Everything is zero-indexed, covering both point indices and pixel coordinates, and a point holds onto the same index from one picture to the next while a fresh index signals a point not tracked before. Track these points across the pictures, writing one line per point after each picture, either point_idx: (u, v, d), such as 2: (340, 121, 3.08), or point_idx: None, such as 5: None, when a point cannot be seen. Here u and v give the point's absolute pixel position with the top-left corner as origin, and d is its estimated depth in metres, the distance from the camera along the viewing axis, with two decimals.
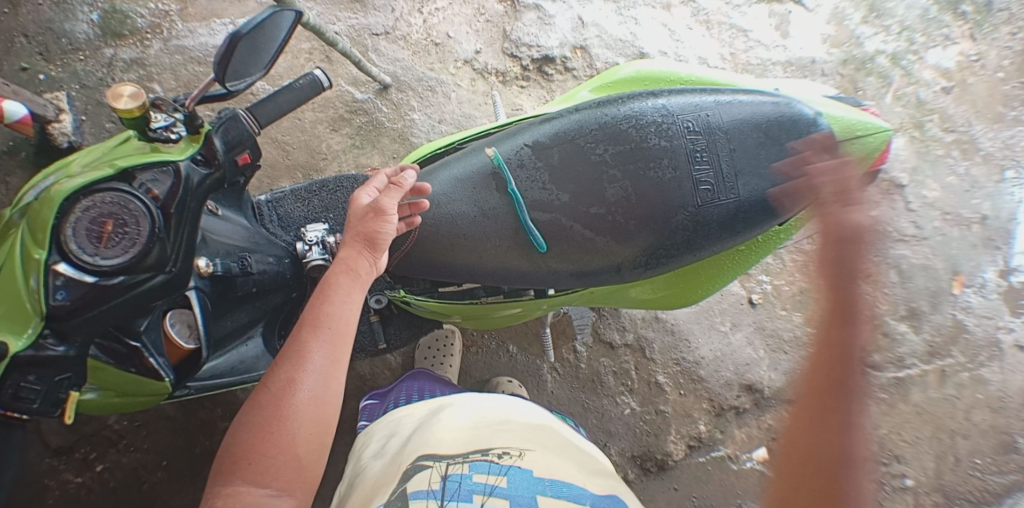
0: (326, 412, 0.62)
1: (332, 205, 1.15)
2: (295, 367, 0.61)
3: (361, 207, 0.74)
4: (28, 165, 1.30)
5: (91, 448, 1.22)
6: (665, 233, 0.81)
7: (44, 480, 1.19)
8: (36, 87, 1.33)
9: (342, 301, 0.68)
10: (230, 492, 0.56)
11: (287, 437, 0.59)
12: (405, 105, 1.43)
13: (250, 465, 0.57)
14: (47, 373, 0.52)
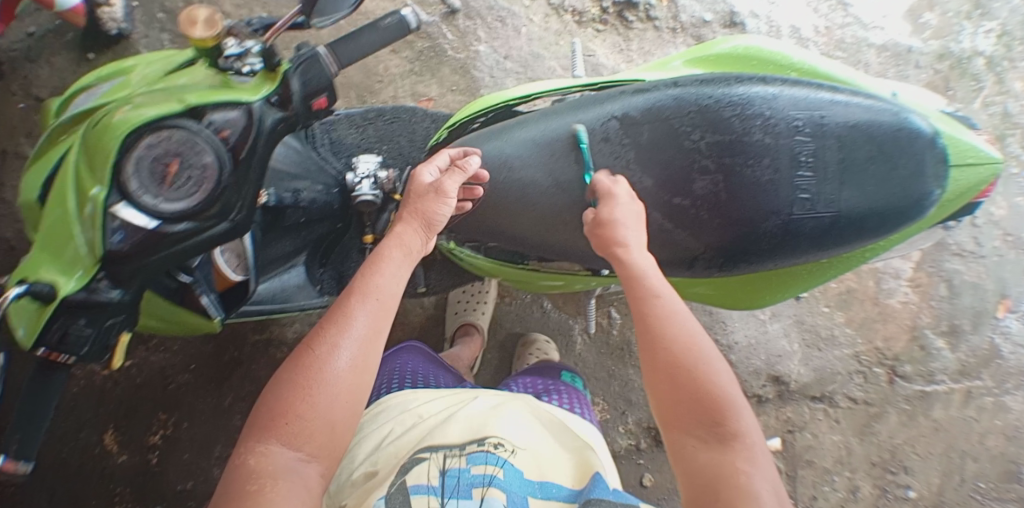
0: (363, 381, 0.61)
1: (387, 137, 1.10)
2: (337, 327, 0.61)
3: (423, 186, 0.74)
4: (75, 47, 1.24)
5: None
6: (750, 239, 0.73)
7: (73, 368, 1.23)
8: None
9: (388, 275, 0.67)
10: (257, 452, 0.55)
11: (321, 403, 0.57)
12: (470, 34, 1.32)
13: (285, 427, 0.56)
14: (97, 318, 0.49)
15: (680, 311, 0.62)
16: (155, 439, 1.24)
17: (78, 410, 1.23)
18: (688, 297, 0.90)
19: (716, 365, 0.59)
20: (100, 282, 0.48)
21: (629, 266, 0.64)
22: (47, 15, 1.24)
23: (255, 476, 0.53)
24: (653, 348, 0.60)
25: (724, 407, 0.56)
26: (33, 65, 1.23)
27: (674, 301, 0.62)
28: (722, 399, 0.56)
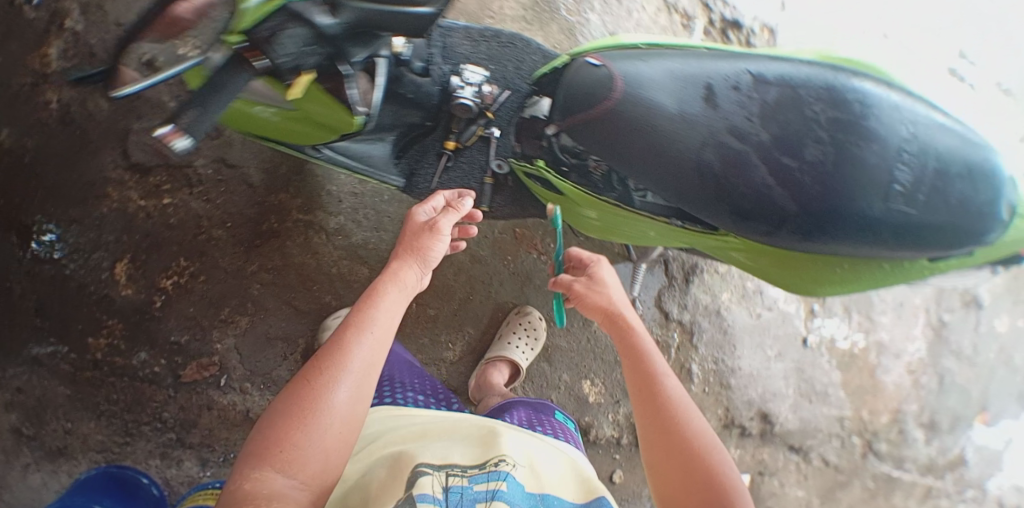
0: (357, 411, 0.70)
1: (496, 58, 1.13)
2: (341, 360, 0.71)
3: (419, 223, 0.89)
4: None
5: (165, 179, 1.26)
6: (823, 220, 0.76)
7: (110, 188, 1.25)
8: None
9: (387, 305, 0.79)
10: (254, 477, 0.62)
11: (323, 428, 0.67)
12: (586, 2, 1.40)
13: (280, 457, 0.64)
14: (303, 33, 0.54)
15: (673, 393, 0.80)
16: (166, 283, 1.25)
17: (100, 231, 1.24)
18: (726, 260, 1.03)
19: (708, 444, 0.74)
20: (316, 3, 0.53)
21: (635, 345, 0.87)
22: None
23: (255, 499, 0.60)
24: (663, 436, 0.75)
25: (719, 489, 0.69)
26: None
27: (669, 383, 0.81)
28: (719, 481, 0.70)
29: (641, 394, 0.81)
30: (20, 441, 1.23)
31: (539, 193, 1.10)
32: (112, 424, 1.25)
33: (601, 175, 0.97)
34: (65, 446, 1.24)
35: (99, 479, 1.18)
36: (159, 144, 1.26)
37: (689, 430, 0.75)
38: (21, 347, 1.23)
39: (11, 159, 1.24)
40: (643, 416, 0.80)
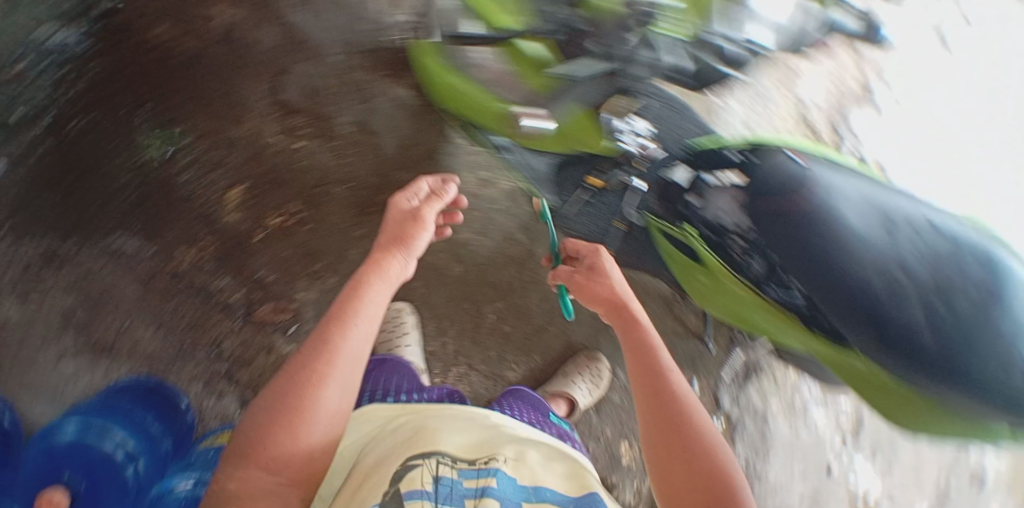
0: (341, 410, 0.84)
1: (661, 119, 0.98)
2: (322, 360, 0.83)
3: (404, 211, 1.04)
4: None
5: (303, 123, 1.26)
6: (935, 371, 0.66)
7: (246, 114, 1.23)
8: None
9: (372, 298, 0.92)
10: (236, 477, 0.76)
11: (306, 423, 0.80)
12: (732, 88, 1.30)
13: (261, 456, 0.77)
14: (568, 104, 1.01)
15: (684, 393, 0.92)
16: (275, 221, 1.26)
17: (226, 152, 1.23)
18: (824, 362, 1.06)
19: (705, 444, 0.86)
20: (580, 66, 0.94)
21: (643, 340, 0.97)
22: None
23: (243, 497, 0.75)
24: (672, 434, 0.87)
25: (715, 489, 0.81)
26: None
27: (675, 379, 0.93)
28: (720, 485, 0.81)
29: (652, 395, 0.91)
30: (65, 328, 1.18)
31: (669, 248, 1.14)
32: (167, 339, 1.22)
33: (741, 258, 0.98)
34: (109, 346, 1.20)
35: (136, 386, 1.16)
36: (310, 90, 1.25)
37: (696, 439, 0.86)
38: (105, 235, 1.20)
39: (160, 53, 1.20)
40: (648, 418, 0.90)
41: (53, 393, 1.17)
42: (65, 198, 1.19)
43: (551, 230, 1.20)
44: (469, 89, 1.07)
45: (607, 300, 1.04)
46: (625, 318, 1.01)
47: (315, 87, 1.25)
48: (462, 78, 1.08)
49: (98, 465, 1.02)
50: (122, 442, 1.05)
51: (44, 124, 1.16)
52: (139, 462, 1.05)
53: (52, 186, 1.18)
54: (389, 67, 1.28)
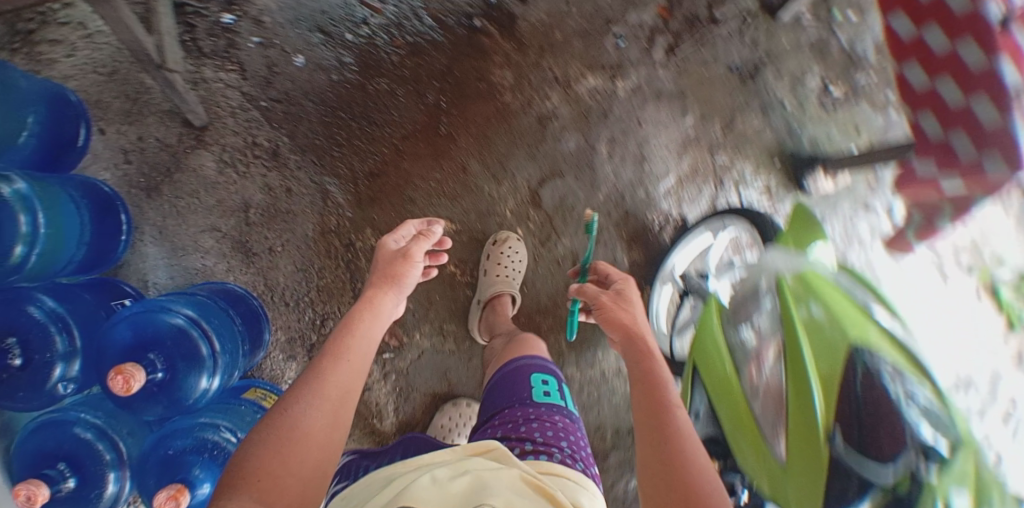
0: (337, 424, 0.66)
1: None
2: (318, 386, 0.67)
3: (390, 250, 0.91)
4: (781, 146, 1.40)
5: (535, 218, 1.30)
6: None
7: (503, 179, 1.30)
8: (859, 143, 1.44)
9: (364, 330, 0.78)
10: (225, 507, 0.53)
11: (301, 456, 0.60)
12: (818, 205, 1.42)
13: (259, 482, 0.56)
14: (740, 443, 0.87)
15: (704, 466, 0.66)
16: (453, 271, 1.29)
17: (466, 194, 1.29)
18: None
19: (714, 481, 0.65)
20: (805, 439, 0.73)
21: (658, 382, 0.78)
22: (798, 121, 1.42)
23: None
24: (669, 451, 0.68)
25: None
26: (756, 112, 1.40)
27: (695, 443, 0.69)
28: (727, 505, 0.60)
29: (648, 409, 0.75)
30: (236, 212, 1.21)
31: None
32: (296, 284, 1.23)
33: None
34: (253, 252, 1.22)
35: (248, 307, 1.16)
36: (559, 200, 1.30)
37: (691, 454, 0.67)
38: (328, 175, 1.25)
39: (485, 84, 1.30)
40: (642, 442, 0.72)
41: (183, 249, 1.20)
42: (325, 123, 1.25)
43: (590, 244, 1.19)
44: (723, 372, 0.90)
45: (621, 328, 0.89)
46: (641, 359, 0.82)
47: (566, 202, 1.30)
48: (718, 338, 0.95)
49: (183, 359, 0.94)
50: (213, 353, 0.99)
51: (359, 63, 1.26)
52: (213, 381, 0.98)
53: (325, 106, 1.25)
54: (630, 234, 1.34)
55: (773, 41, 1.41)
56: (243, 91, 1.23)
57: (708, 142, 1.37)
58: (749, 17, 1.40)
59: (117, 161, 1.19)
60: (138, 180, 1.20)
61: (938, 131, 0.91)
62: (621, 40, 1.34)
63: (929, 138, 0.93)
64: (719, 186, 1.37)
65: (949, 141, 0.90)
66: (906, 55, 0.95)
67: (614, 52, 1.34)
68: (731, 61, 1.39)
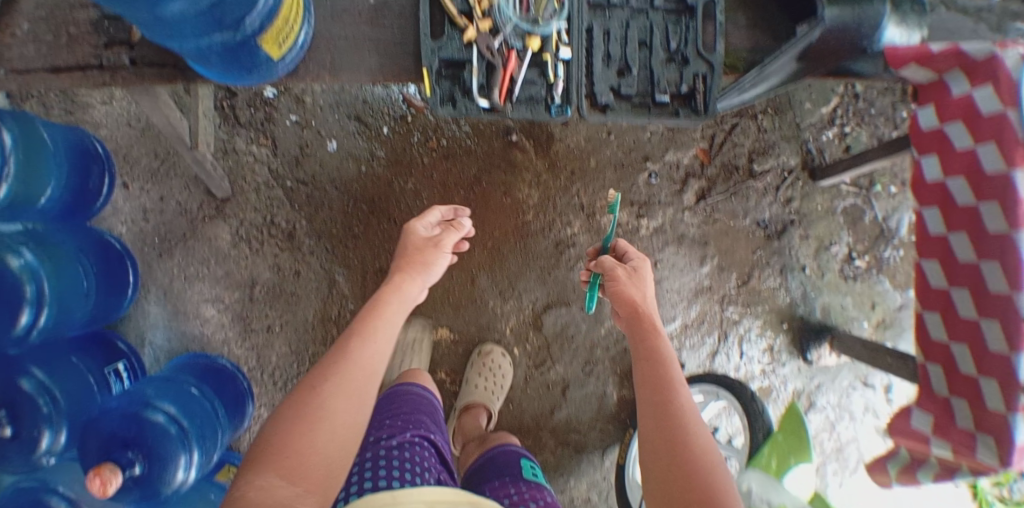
0: (359, 403, 0.70)
1: None
2: (337, 368, 0.71)
3: (421, 238, 0.94)
4: (791, 309, 1.39)
5: (532, 339, 1.30)
6: None
7: (509, 295, 1.29)
8: (870, 320, 1.43)
9: (390, 316, 0.82)
10: (254, 483, 0.58)
11: (326, 437, 0.64)
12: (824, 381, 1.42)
13: (284, 460, 0.61)
14: None
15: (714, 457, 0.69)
16: (442, 377, 1.29)
17: (471, 305, 1.29)
18: None
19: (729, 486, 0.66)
20: None
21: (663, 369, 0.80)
22: (815, 287, 1.40)
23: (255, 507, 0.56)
24: (672, 448, 0.70)
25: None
26: (774, 271, 1.38)
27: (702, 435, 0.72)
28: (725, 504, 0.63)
29: (652, 403, 0.76)
30: (241, 287, 1.23)
31: None
32: (287, 366, 1.24)
33: None
34: (252, 328, 1.23)
35: (235, 388, 1.17)
36: (560, 328, 1.30)
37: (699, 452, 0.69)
38: (339, 264, 1.25)
39: (510, 199, 1.29)
40: (651, 425, 0.74)
41: (183, 315, 1.23)
42: (345, 213, 1.25)
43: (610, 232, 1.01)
44: None
45: (631, 302, 0.89)
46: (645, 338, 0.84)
47: (565, 330, 1.31)
48: None
49: (163, 451, 0.93)
50: (189, 443, 0.97)
51: (388, 158, 1.26)
52: (189, 472, 0.96)
53: (349, 196, 1.26)
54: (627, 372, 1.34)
55: (807, 202, 1.39)
56: (271, 168, 1.23)
57: (721, 293, 1.36)
58: (788, 174, 1.38)
59: (136, 217, 1.22)
60: (152, 241, 1.22)
61: (944, 388, 0.84)
62: (654, 177, 1.33)
63: (933, 391, 0.85)
64: (722, 340, 1.37)
65: (950, 400, 0.82)
66: (929, 299, 0.87)
67: (644, 187, 1.33)
68: (761, 217, 1.37)
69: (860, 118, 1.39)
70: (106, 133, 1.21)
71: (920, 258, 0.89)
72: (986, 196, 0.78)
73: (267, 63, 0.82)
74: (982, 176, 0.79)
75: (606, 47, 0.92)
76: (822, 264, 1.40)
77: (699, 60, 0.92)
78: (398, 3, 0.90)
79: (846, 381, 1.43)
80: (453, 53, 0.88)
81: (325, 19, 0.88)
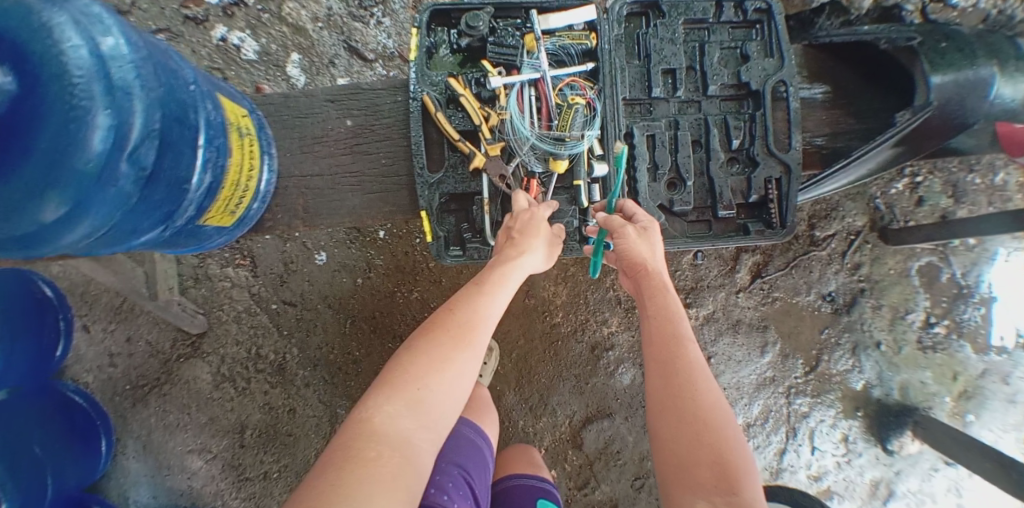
0: (475, 347, 0.58)
1: None
2: (452, 318, 0.59)
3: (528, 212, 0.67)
4: (871, 393, 1.19)
5: (571, 458, 1.11)
6: None
7: (540, 410, 1.11)
8: (950, 393, 1.21)
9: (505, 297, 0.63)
10: (380, 411, 0.51)
11: (450, 385, 0.55)
12: (915, 472, 1.20)
13: (408, 390, 0.53)
14: None
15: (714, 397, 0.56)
16: None
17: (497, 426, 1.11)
18: None
19: (740, 444, 0.53)
20: None
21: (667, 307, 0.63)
22: (895, 365, 1.19)
23: (373, 439, 0.48)
24: (676, 404, 0.56)
25: (733, 468, 0.51)
26: (846, 352, 1.18)
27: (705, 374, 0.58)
28: (735, 462, 0.51)
29: (655, 362, 0.60)
30: (229, 433, 1.06)
31: None
32: None
33: None
34: (246, 476, 1.06)
35: None
36: (604, 444, 1.11)
37: (707, 412, 0.55)
38: (340, 395, 1.06)
39: (534, 300, 1.11)
40: (656, 379, 0.59)
41: (168, 469, 1.07)
42: (342, 335, 1.07)
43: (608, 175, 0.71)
44: None
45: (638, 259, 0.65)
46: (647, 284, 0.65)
47: (610, 445, 1.11)
48: None
49: None
50: None
51: (389, 263, 1.07)
52: None
53: (345, 314, 1.07)
54: None
55: (878, 267, 1.19)
56: (252, 292, 1.06)
57: (786, 385, 1.17)
58: (855, 237, 1.18)
59: (102, 363, 1.07)
60: (126, 389, 1.07)
61: None
62: (700, 256, 1.15)
63: None
64: (791, 436, 1.18)
65: None
66: None
67: (690, 270, 1.16)
68: (826, 289, 1.18)
69: (933, 163, 1.19)
70: (60, 270, 1.06)
71: None
72: None
73: (219, 232, 0.66)
74: None
75: (651, 154, 0.73)
76: (901, 337, 1.20)
77: (769, 159, 0.73)
78: (382, 124, 0.73)
79: (947, 470, 1.21)
80: (456, 186, 0.70)
81: (293, 154, 0.73)
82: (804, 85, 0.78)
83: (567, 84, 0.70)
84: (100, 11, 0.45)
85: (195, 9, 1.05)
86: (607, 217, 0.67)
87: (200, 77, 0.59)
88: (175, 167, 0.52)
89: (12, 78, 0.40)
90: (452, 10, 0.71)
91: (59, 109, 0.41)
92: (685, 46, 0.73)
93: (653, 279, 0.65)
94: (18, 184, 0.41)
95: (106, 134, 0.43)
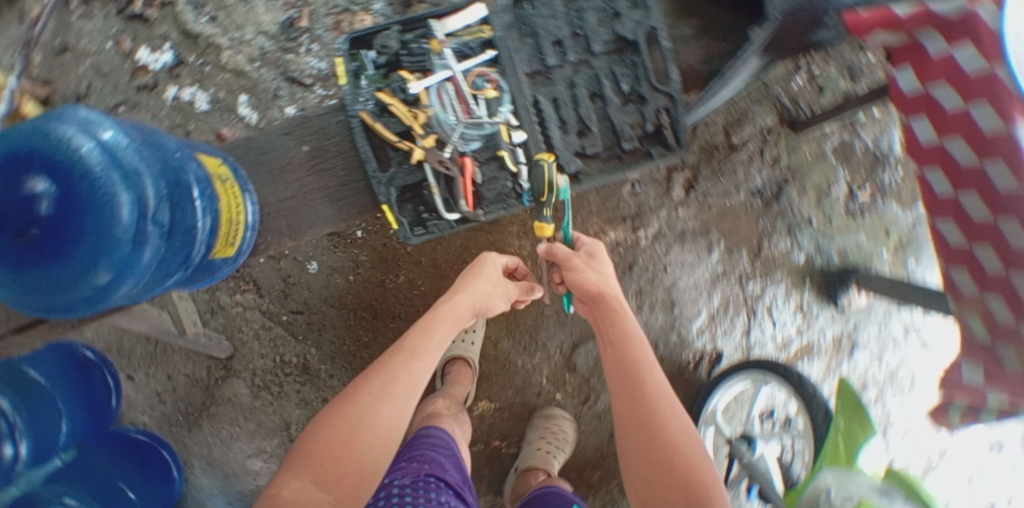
0: (399, 414, 0.79)
1: None
2: (384, 392, 0.80)
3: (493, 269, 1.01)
4: (812, 263, 1.37)
5: (570, 380, 1.29)
6: None
7: (535, 348, 1.28)
8: (888, 246, 1.38)
9: (434, 343, 0.88)
10: (289, 486, 0.68)
11: (366, 449, 0.73)
12: (867, 320, 1.39)
13: (319, 468, 0.70)
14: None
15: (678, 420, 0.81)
16: (498, 445, 1.29)
17: (500, 370, 1.29)
18: None
19: (712, 477, 0.75)
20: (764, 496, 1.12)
21: (633, 343, 0.89)
22: (828, 235, 1.37)
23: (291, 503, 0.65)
24: (653, 438, 0.79)
25: (705, 493, 0.72)
26: (782, 234, 1.36)
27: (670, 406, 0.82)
28: (703, 480, 0.74)
29: (630, 388, 0.85)
30: (277, 432, 1.23)
31: None
32: None
33: None
34: None
35: None
36: (594, 362, 1.28)
37: (684, 448, 0.77)
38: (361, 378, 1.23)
39: None
40: (633, 412, 0.83)
41: (234, 475, 1.24)
42: (349, 326, 1.23)
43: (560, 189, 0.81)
44: None
45: (591, 289, 0.94)
46: (611, 317, 0.93)
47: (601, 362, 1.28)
48: None
49: None
50: None
51: (373, 256, 1.22)
52: None
53: (347, 309, 1.23)
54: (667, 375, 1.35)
55: (795, 155, 1.35)
56: (262, 309, 1.21)
57: (737, 274, 1.35)
58: (769, 134, 1.34)
59: (152, 403, 1.23)
60: (178, 419, 1.23)
61: (985, 335, 0.67)
62: (638, 184, 1.32)
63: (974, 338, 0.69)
64: (752, 316, 1.36)
65: (995, 347, 0.66)
66: (939, 208, 0.73)
67: (632, 197, 1.32)
68: (754, 185, 1.35)
69: (825, 53, 1.33)
70: (92, 333, 1.21)
71: (935, 220, 0.75)
72: (949, 132, 0.70)
73: (225, 262, 0.81)
74: (942, 113, 0.71)
75: (559, 113, 0.88)
76: (829, 210, 1.37)
77: (656, 93, 0.88)
78: (333, 142, 0.87)
79: (893, 311, 1.39)
80: (406, 178, 0.85)
81: (266, 185, 0.87)
82: (675, 24, 0.94)
83: (476, 74, 0.86)
84: (95, 116, 0.59)
85: (145, 77, 1.19)
86: (551, 244, 0.96)
87: (179, 144, 0.73)
88: (184, 219, 0.67)
89: (54, 183, 0.54)
90: (368, 34, 0.85)
91: (93, 198, 0.55)
92: (567, 17, 0.86)
93: (611, 303, 0.93)
94: (82, 257, 0.56)
95: (131, 206, 0.58)
